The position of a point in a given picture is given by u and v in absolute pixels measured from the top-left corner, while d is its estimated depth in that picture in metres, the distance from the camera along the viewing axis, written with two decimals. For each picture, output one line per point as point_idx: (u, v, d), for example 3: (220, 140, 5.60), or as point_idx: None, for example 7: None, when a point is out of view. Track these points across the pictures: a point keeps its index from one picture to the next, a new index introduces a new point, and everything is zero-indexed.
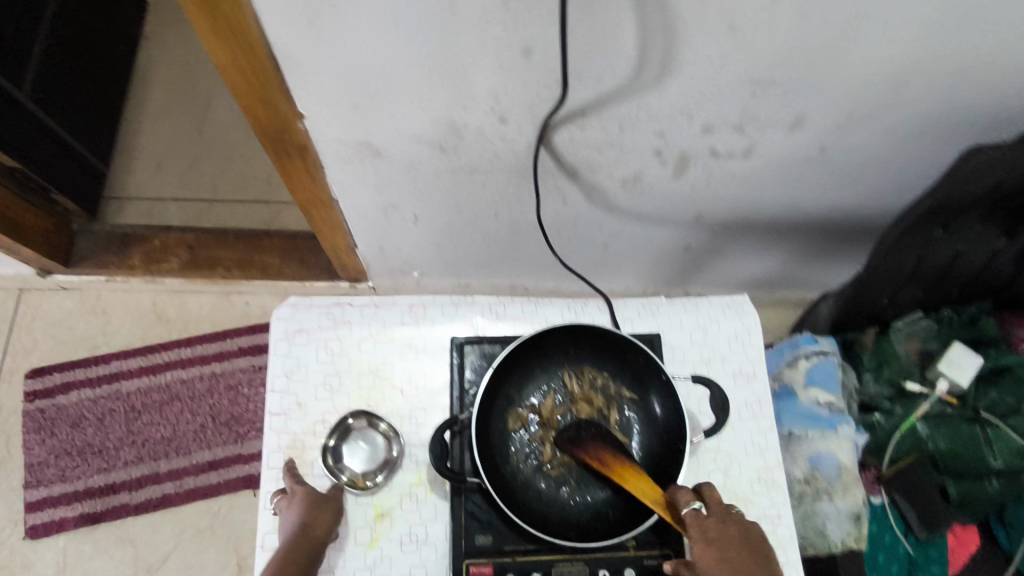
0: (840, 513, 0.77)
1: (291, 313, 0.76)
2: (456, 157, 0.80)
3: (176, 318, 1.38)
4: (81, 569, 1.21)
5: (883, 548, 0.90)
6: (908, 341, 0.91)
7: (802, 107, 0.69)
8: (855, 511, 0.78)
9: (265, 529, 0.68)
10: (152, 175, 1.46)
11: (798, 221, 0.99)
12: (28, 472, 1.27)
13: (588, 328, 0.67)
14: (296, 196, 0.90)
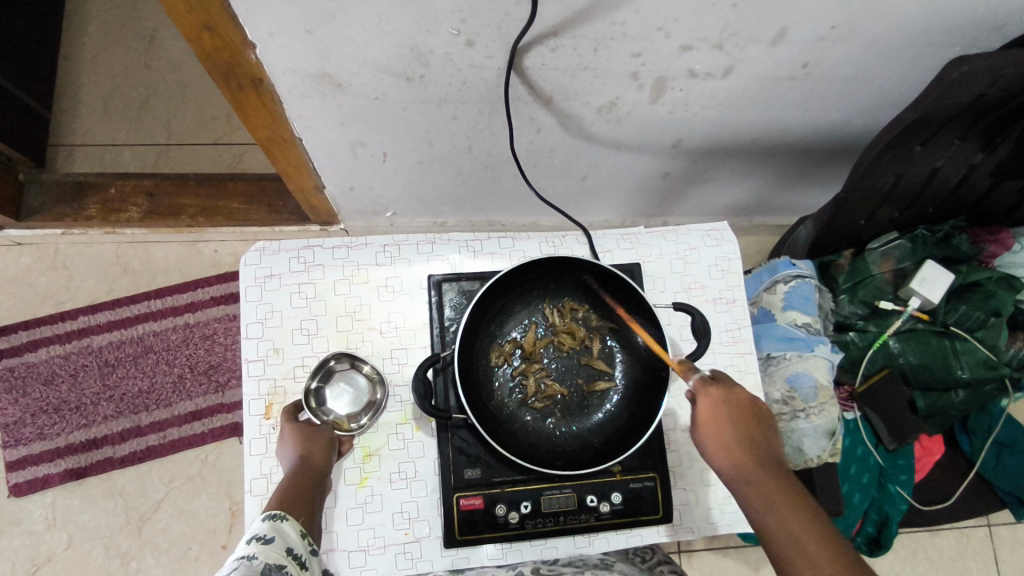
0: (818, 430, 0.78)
1: (259, 258, 0.73)
2: (423, 86, 0.76)
3: (142, 270, 1.34)
4: (73, 522, 1.22)
5: (855, 459, 0.93)
6: (883, 261, 0.91)
7: (784, 20, 0.66)
8: (832, 428, 0.79)
9: (252, 474, 0.68)
10: (100, 119, 1.38)
11: (776, 144, 0.97)
12: (4, 432, 1.25)
13: (567, 259, 0.65)
14: (255, 135, 0.85)
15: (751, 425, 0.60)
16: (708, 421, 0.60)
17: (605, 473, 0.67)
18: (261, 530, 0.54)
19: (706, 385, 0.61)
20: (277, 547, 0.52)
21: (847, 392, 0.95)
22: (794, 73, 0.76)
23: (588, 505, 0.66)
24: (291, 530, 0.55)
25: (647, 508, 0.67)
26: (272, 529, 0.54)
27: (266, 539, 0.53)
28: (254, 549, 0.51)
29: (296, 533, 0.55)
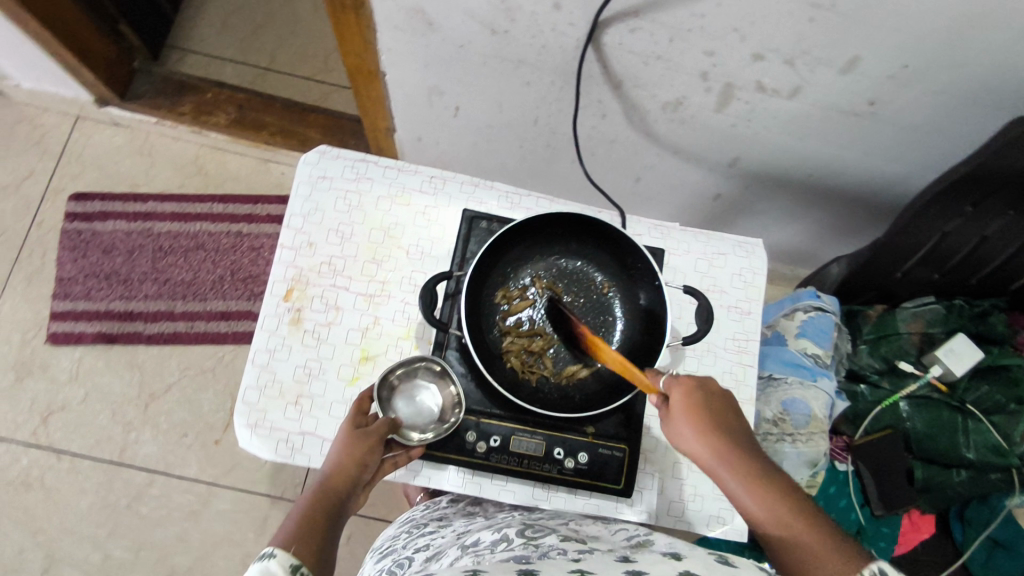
0: (801, 457, 0.85)
1: (317, 160, 0.79)
2: (504, 43, 0.80)
3: (215, 174, 1.44)
4: (92, 381, 1.31)
5: (837, 510, 0.96)
6: (913, 321, 0.93)
7: (859, 45, 0.67)
8: (814, 460, 0.86)
9: (259, 345, 0.72)
10: (216, 33, 1.49)
11: (833, 185, 0.98)
12: (57, 285, 1.35)
13: (594, 222, 0.70)
14: (344, 60, 0.90)
15: (726, 415, 0.58)
16: (681, 411, 0.58)
17: (578, 431, 0.70)
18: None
19: (679, 381, 0.59)
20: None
21: (843, 442, 0.98)
22: (859, 108, 0.78)
23: (553, 457, 0.69)
24: (279, 570, 0.53)
25: (610, 475, 0.69)
26: (260, 572, 0.53)
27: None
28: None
29: (283, 572, 0.53)
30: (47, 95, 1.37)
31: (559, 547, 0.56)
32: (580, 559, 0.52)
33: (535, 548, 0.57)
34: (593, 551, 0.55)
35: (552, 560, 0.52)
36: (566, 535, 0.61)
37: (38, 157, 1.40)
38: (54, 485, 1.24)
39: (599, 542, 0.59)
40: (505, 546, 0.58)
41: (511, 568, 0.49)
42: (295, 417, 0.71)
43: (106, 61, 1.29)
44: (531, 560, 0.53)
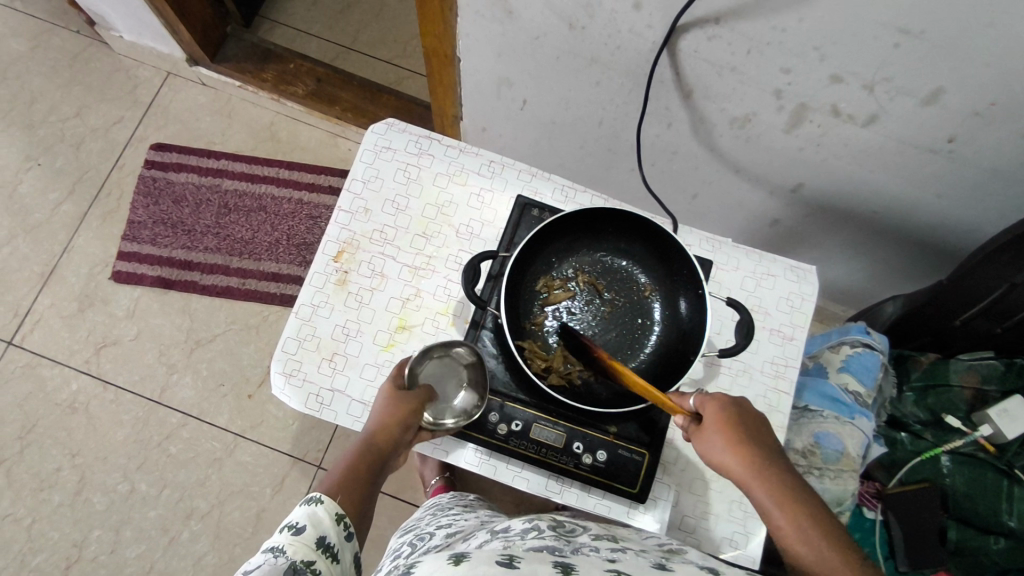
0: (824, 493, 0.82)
1: (384, 130, 0.81)
2: (581, 39, 0.80)
3: (287, 142, 1.50)
4: (146, 320, 1.37)
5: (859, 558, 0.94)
6: (966, 374, 0.90)
7: (945, 77, 0.65)
8: (839, 499, 0.83)
9: (304, 300, 0.75)
10: (306, 9, 1.56)
11: (900, 224, 0.94)
12: (127, 227, 1.43)
13: (645, 223, 0.70)
14: (423, 41, 0.93)
15: (758, 432, 0.56)
16: (712, 422, 0.56)
17: (601, 430, 0.70)
18: (296, 517, 0.58)
19: (709, 395, 0.58)
20: (307, 540, 0.56)
21: (874, 489, 0.96)
22: (938, 145, 0.75)
23: (572, 450, 0.69)
24: (325, 516, 0.59)
25: (626, 477, 0.69)
26: (306, 516, 0.58)
27: (299, 528, 0.57)
28: (285, 541, 0.56)
29: (329, 519, 0.59)
30: (145, 49, 1.46)
31: (591, 544, 0.54)
32: (616, 560, 0.50)
33: (566, 542, 0.55)
34: (627, 552, 0.53)
35: (586, 555, 0.50)
36: (597, 536, 0.59)
37: (128, 106, 1.49)
38: (97, 413, 1.31)
39: (630, 544, 0.57)
40: (536, 534, 0.56)
41: (547, 558, 0.48)
42: (328, 373, 0.73)
43: (204, 23, 1.37)
44: (564, 553, 0.50)
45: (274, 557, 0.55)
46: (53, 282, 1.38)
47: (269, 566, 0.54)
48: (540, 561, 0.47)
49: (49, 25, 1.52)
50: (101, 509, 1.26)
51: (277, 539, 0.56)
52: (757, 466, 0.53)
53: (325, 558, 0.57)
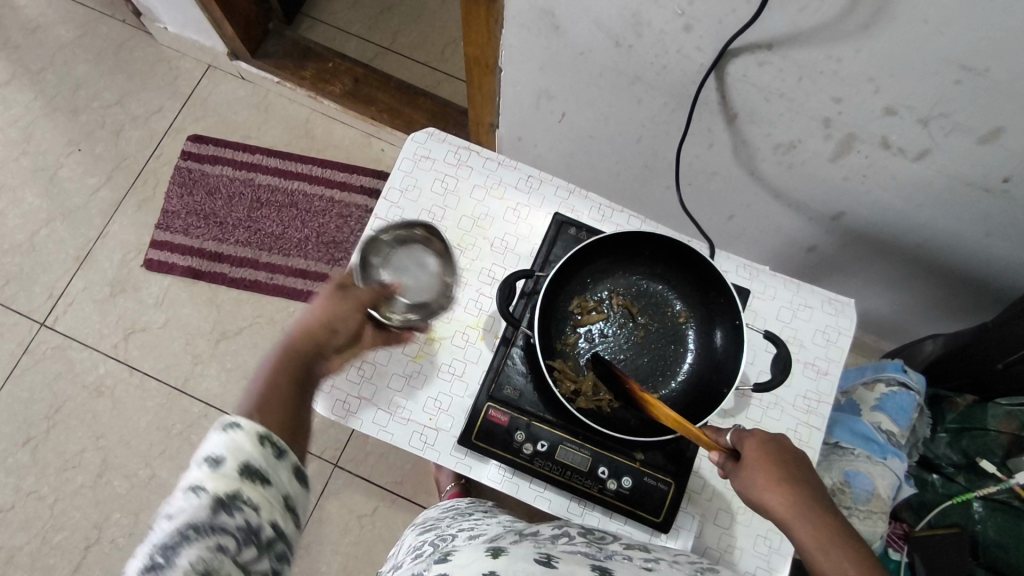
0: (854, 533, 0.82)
1: (424, 140, 0.81)
2: (627, 57, 0.79)
3: (321, 139, 1.51)
4: (174, 309, 1.39)
5: None
6: (1005, 420, 0.88)
7: (1005, 116, 0.63)
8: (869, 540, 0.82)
9: None
10: (348, 8, 1.57)
11: (943, 258, 0.92)
12: (161, 216, 1.45)
13: (683, 249, 0.69)
14: (466, 50, 0.93)
15: (802, 469, 0.55)
16: (752, 458, 0.55)
17: (627, 456, 0.69)
18: (212, 446, 0.48)
19: (751, 431, 0.58)
20: (227, 472, 0.47)
21: (901, 530, 0.96)
22: (991, 184, 0.73)
23: (597, 475, 0.69)
24: (245, 440, 0.49)
25: (650, 506, 0.68)
26: (224, 443, 0.48)
27: (216, 460, 0.47)
28: (200, 480, 0.46)
29: (249, 443, 0.49)
30: (188, 41, 1.48)
31: (624, 552, 0.55)
32: (653, 569, 0.51)
33: (599, 548, 0.56)
34: (661, 563, 0.54)
35: (623, 562, 0.51)
36: (629, 544, 0.60)
37: (169, 96, 1.52)
38: (122, 397, 1.34)
39: (663, 553, 0.58)
40: (568, 541, 0.56)
41: (584, 561, 0.49)
42: (356, 380, 0.73)
43: (248, 19, 1.38)
44: (599, 557, 0.52)
45: (193, 499, 0.45)
46: (86, 265, 1.41)
47: (188, 513, 0.45)
48: (577, 563, 0.48)
49: (96, 13, 1.55)
50: (121, 492, 1.28)
51: (190, 478, 0.46)
52: (799, 503, 0.52)
53: (257, 485, 0.48)
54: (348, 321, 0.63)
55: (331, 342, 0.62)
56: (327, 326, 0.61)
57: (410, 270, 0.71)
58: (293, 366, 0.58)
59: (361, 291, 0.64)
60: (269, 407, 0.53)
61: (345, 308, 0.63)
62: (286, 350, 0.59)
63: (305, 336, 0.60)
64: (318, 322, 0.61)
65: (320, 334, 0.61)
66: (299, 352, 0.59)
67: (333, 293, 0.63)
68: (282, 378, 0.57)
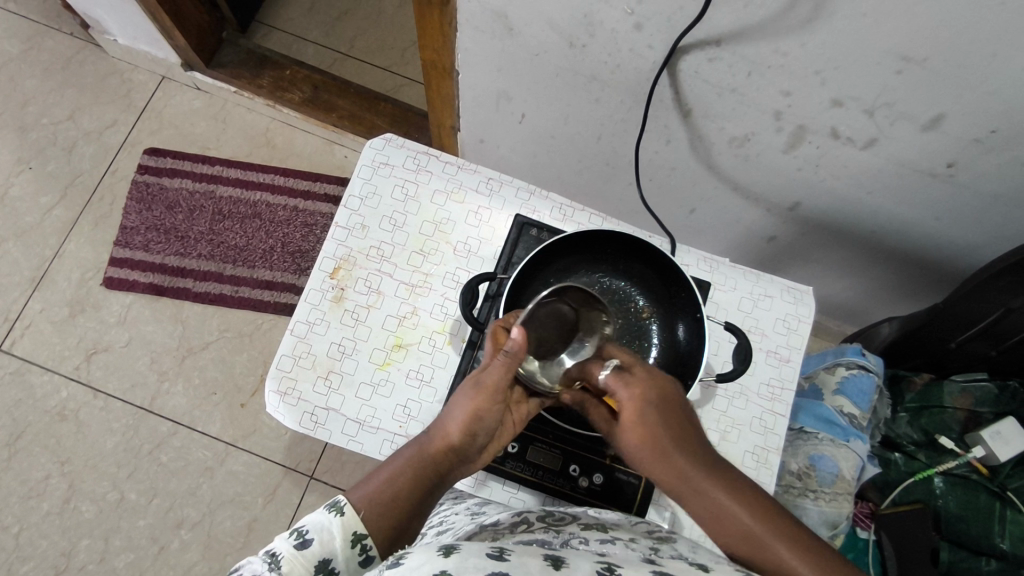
0: (820, 515, 0.85)
1: (382, 146, 0.81)
2: (581, 57, 0.80)
3: (281, 147, 1.49)
4: (137, 328, 1.36)
5: None
6: (960, 395, 0.93)
7: (946, 105, 0.66)
8: (834, 521, 0.85)
9: (299, 317, 0.74)
10: (303, 15, 1.55)
11: (897, 243, 0.95)
12: (120, 232, 1.41)
13: (643, 245, 0.70)
14: (422, 54, 0.92)
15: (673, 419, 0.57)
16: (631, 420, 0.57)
17: (597, 452, 0.70)
18: (308, 525, 0.55)
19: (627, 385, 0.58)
20: (308, 558, 0.53)
21: (868, 510, 1.00)
22: (937, 169, 0.76)
23: (569, 473, 0.69)
24: (339, 536, 0.55)
25: (623, 501, 0.68)
26: (318, 527, 0.55)
27: (304, 540, 0.54)
28: (284, 552, 0.52)
29: (342, 540, 0.55)
30: (140, 53, 1.44)
31: (581, 537, 0.57)
32: (605, 552, 0.52)
33: (556, 534, 0.59)
34: (615, 544, 0.55)
35: (576, 549, 0.53)
36: (587, 525, 0.62)
37: (123, 110, 1.48)
38: (86, 420, 1.30)
39: (620, 533, 0.60)
40: (526, 527, 0.60)
41: (537, 552, 0.49)
42: (324, 392, 0.72)
43: (201, 29, 1.36)
44: (554, 545, 0.54)
45: (269, 570, 0.51)
46: (43, 286, 1.37)
47: None
48: (531, 555, 0.47)
49: (42, 26, 1.50)
50: (89, 517, 1.25)
51: (276, 545, 0.53)
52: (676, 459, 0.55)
53: None
54: (489, 420, 0.59)
55: (472, 449, 0.60)
56: (467, 434, 0.59)
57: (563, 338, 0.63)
58: (415, 472, 0.58)
59: (493, 374, 0.58)
60: (372, 517, 0.56)
61: (483, 404, 0.58)
62: (418, 455, 0.59)
63: (441, 447, 0.59)
64: (461, 430, 0.58)
65: (457, 443, 0.59)
66: (432, 460, 0.59)
67: (469, 392, 0.59)
68: (400, 485, 0.58)
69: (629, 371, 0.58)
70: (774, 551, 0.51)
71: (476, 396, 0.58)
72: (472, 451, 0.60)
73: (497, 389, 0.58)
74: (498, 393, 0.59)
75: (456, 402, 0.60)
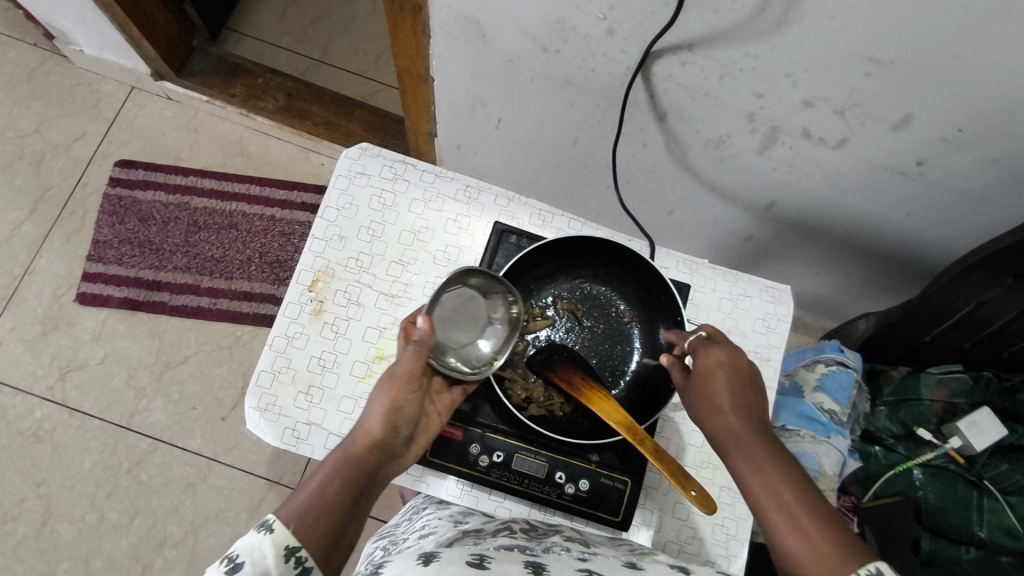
0: None
1: (358, 156, 0.80)
2: (555, 63, 0.80)
3: (256, 156, 1.47)
4: (112, 344, 1.33)
5: None
6: (936, 388, 0.96)
7: (913, 105, 0.67)
8: None
9: (277, 332, 0.73)
10: (275, 21, 1.53)
11: (871, 239, 0.96)
12: (92, 247, 1.38)
13: (623, 250, 0.70)
14: (396, 61, 0.91)
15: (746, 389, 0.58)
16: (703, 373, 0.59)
17: (582, 458, 0.70)
18: (238, 549, 0.51)
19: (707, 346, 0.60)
20: None
21: (851, 503, 1.02)
22: (907, 167, 0.77)
23: (554, 480, 0.69)
24: (271, 554, 0.51)
25: (609, 507, 0.69)
26: (248, 548, 0.51)
27: (236, 565, 0.50)
28: None
29: (274, 556, 0.51)
30: (108, 63, 1.41)
31: (563, 545, 0.57)
32: (586, 559, 0.52)
33: (538, 542, 0.58)
34: (597, 553, 0.55)
35: (558, 554, 0.53)
36: (569, 535, 0.62)
37: (91, 121, 1.45)
38: (62, 440, 1.27)
39: (602, 546, 0.60)
40: (507, 535, 0.60)
41: (518, 559, 0.49)
42: (305, 407, 0.71)
43: (169, 37, 1.33)
44: (535, 552, 0.53)
45: None
46: (14, 304, 1.33)
47: None
48: (511, 562, 0.48)
49: (5, 37, 1.46)
50: (68, 540, 1.22)
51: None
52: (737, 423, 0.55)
53: None
54: (408, 409, 0.60)
55: (394, 442, 0.59)
56: (387, 427, 0.58)
57: (469, 323, 0.67)
58: (342, 475, 0.56)
59: (401, 364, 0.59)
60: (302, 530, 0.52)
61: (399, 395, 0.59)
62: (341, 458, 0.57)
63: (365, 444, 0.58)
64: (381, 423, 0.58)
65: (379, 438, 0.58)
66: (357, 460, 0.57)
67: (384, 386, 0.60)
68: (329, 492, 0.55)
69: (710, 340, 0.60)
70: (808, 530, 0.49)
71: (392, 388, 0.59)
72: (396, 445, 0.60)
73: (410, 377, 0.60)
74: (411, 381, 0.60)
75: (372, 399, 0.60)
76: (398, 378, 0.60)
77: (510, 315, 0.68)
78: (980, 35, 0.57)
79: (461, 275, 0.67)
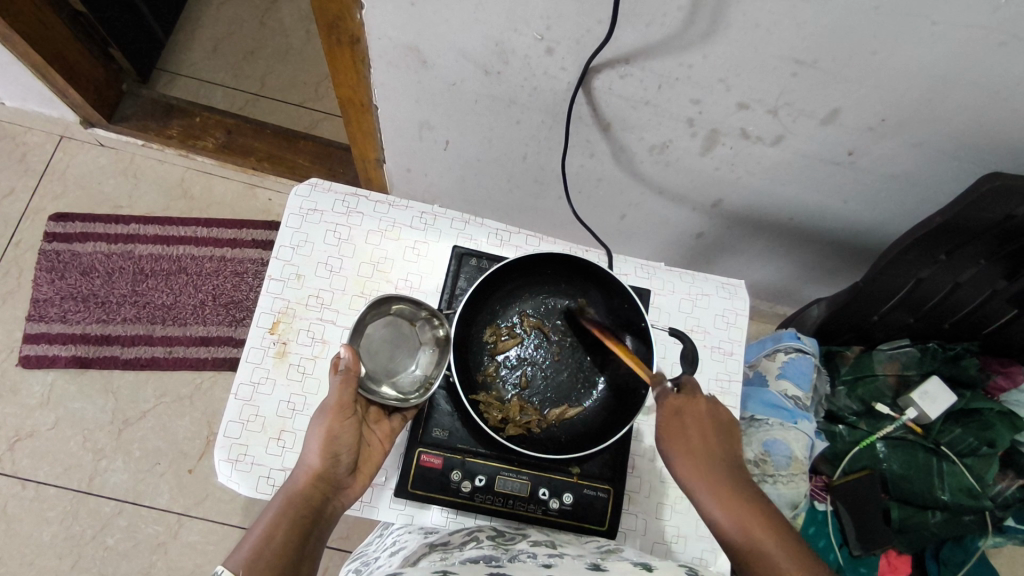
0: (781, 497, 0.89)
1: (308, 192, 0.79)
2: (497, 83, 0.81)
3: (200, 197, 1.43)
4: (63, 406, 1.27)
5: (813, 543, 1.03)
6: (889, 362, 1.02)
7: (838, 100, 0.71)
8: (793, 501, 0.90)
9: (242, 379, 0.71)
10: (206, 58, 1.50)
11: (814, 226, 1.00)
12: (32, 306, 1.32)
13: (583, 263, 0.72)
14: (337, 92, 0.90)
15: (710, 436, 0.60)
16: (667, 426, 0.61)
17: (564, 471, 0.70)
18: None
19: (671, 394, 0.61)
20: None
21: (822, 482, 1.06)
22: (840, 157, 0.81)
23: (538, 497, 0.69)
24: None
25: (594, 517, 0.70)
26: None
27: None
28: None
29: None
30: (32, 114, 1.36)
31: (529, 552, 0.58)
32: (552, 563, 0.54)
33: (504, 551, 0.59)
34: (564, 555, 0.57)
35: (522, 563, 0.54)
36: (535, 541, 0.64)
37: (19, 175, 1.38)
38: (17, 514, 1.20)
39: (568, 548, 0.62)
40: (475, 545, 0.61)
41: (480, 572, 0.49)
42: (277, 453, 0.70)
43: (97, 82, 1.29)
44: (501, 562, 0.54)
45: None
46: None
47: None
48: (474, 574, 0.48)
49: None
50: None
51: None
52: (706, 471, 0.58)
53: None
54: (346, 437, 0.61)
55: (338, 472, 0.60)
56: (328, 457, 0.60)
57: (400, 350, 0.68)
58: (292, 514, 0.56)
59: (332, 394, 0.61)
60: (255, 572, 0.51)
61: (335, 424, 0.61)
62: (288, 499, 0.57)
63: (308, 480, 0.59)
64: (321, 456, 0.60)
65: (322, 470, 0.59)
66: (303, 496, 0.58)
67: (319, 419, 0.61)
68: (280, 534, 0.54)
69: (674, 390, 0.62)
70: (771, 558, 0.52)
71: (326, 418, 0.61)
72: (340, 475, 0.61)
73: (343, 404, 0.61)
74: (345, 409, 0.61)
75: (309, 434, 0.61)
76: (332, 404, 0.61)
77: (438, 335, 0.69)
78: (891, 32, 0.60)
79: (383, 303, 0.67)
